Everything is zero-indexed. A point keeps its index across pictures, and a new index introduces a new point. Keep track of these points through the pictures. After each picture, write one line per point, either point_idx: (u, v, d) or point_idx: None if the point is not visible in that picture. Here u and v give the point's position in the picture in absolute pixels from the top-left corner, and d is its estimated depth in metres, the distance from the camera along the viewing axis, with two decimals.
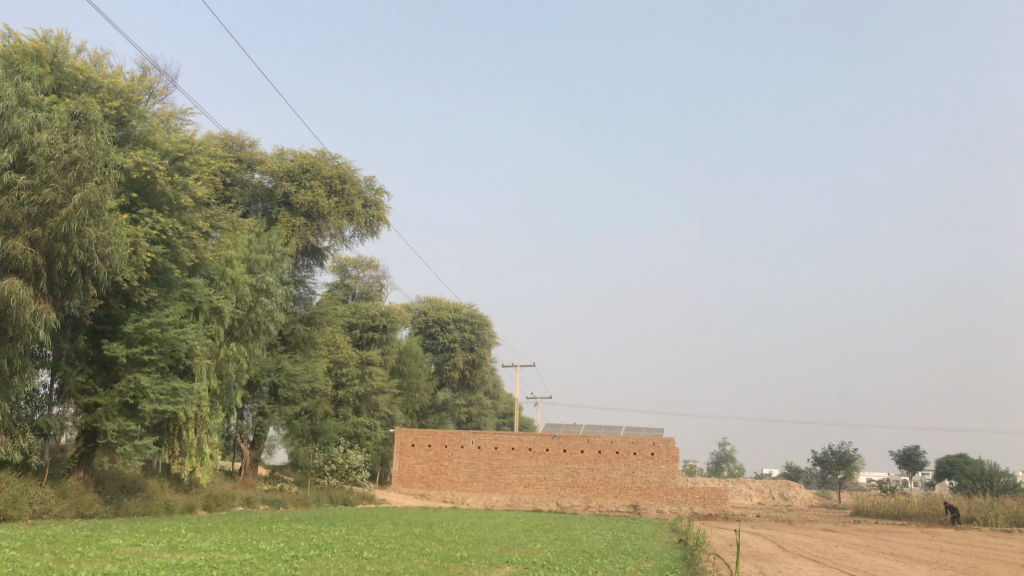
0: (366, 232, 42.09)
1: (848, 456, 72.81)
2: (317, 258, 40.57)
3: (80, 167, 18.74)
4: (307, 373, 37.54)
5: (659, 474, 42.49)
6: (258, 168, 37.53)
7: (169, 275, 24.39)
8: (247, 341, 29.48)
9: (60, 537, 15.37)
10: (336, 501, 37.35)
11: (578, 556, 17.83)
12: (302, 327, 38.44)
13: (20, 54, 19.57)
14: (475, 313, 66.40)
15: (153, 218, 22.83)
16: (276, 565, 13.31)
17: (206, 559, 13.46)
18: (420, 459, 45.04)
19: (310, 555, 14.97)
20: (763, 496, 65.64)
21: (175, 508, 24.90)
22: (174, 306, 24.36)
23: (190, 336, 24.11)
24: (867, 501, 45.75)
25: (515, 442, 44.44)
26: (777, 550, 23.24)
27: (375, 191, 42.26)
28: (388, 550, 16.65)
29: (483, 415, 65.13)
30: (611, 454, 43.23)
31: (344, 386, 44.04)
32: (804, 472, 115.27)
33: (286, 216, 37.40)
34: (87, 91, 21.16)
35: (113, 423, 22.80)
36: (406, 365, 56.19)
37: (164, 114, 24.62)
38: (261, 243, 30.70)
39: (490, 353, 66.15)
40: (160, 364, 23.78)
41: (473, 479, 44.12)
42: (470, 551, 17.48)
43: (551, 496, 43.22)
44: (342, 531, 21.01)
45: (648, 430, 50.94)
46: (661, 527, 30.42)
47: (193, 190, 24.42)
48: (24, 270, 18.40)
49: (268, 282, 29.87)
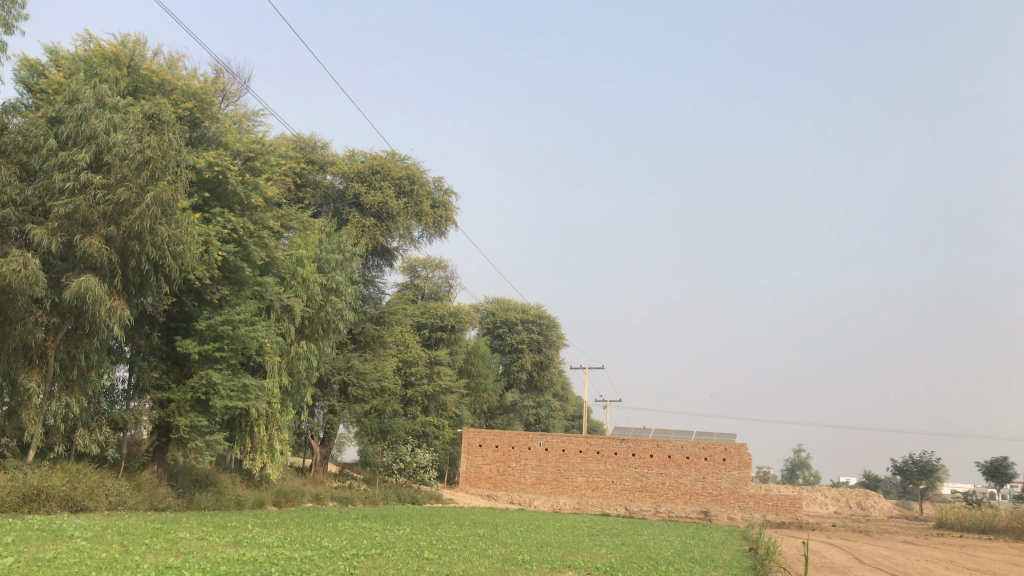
0: (434, 232, 42.32)
1: (930, 467, 70.02)
2: (387, 258, 40.84)
3: (153, 166, 19.13)
4: (376, 371, 37.75)
5: (731, 480, 41.46)
6: (329, 170, 38.05)
7: (241, 274, 24.73)
8: (317, 339, 29.68)
9: (129, 528, 15.62)
10: (404, 499, 37.43)
11: (644, 563, 17.36)
12: (372, 326, 38.71)
13: (99, 58, 20.17)
14: (543, 314, 66.12)
15: (225, 217, 23.17)
16: (337, 563, 13.20)
17: (268, 555, 13.45)
18: (487, 460, 45.04)
19: (371, 553, 14.88)
20: (840, 505, 63.68)
21: (246, 502, 25.26)
22: (245, 304, 24.65)
23: (260, 333, 24.36)
24: (951, 513, 43.86)
25: (583, 444, 44.04)
26: (853, 563, 22.29)
27: (443, 191, 42.45)
28: (450, 551, 16.43)
29: (552, 416, 64.88)
30: (681, 459, 42.47)
31: (412, 385, 44.26)
32: (883, 482, 111.61)
33: (356, 217, 37.77)
34: (161, 93, 21.64)
35: (185, 418, 23.16)
36: (475, 365, 56.26)
37: (237, 116, 25.08)
38: (332, 243, 31.00)
39: (559, 354, 65.82)
40: (231, 360, 24.05)
41: (541, 481, 43.82)
42: (533, 554, 17.20)
43: (619, 500, 42.59)
44: (406, 531, 20.97)
45: (719, 435, 49.88)
46: (731, 535, 29.61)
47: (264, 190, 24.73)
48: (100, 267, 18.84)
49: (338, 281, 30.17)
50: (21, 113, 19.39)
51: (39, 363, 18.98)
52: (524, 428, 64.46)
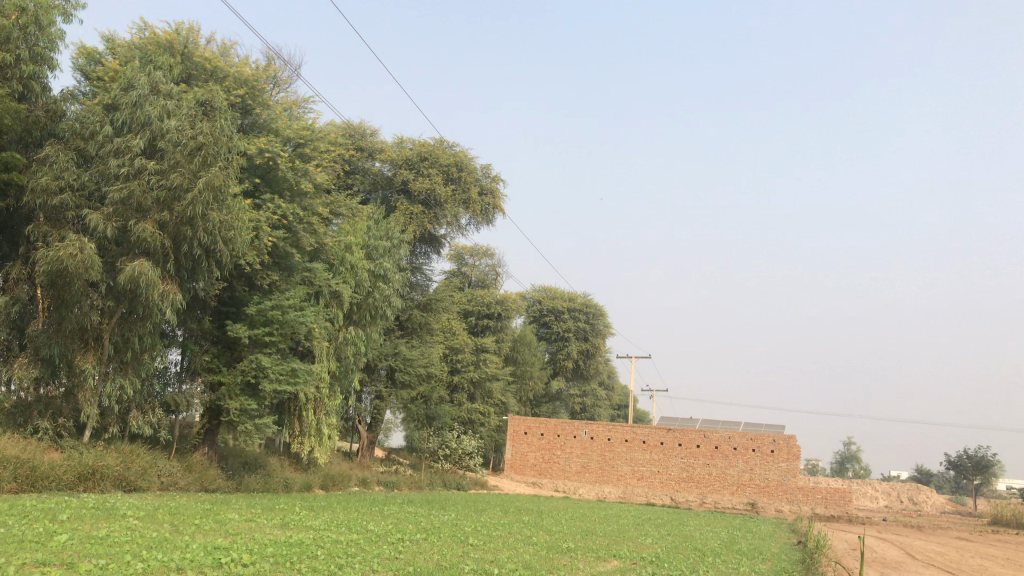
0: (481, 220, 42.36)
1: (986, 461, 68.26)
2: (435, 245, 40.96)
3: (205, 152, 19.30)
4: (423, 358, 37.96)
5: (779, 472, 40.84)
6: (378, 157, 38.21)
7: (290, 259, 24.91)
8: (365, 325, 29.92)
9: (180, 509, 15.91)
10: (450, 486, 37.63)
11: (690, 553, 17.17)
12: (419, 313, 38.88)
13: (154, 45, 20.47)
14: (590, 302, 65.83)
15: (275, 203, 23.37)
16: (381, 547, 13.25)
17: (314, 538, 13.56)
18: (533, 447, 45.08)
19: (416, 538, 14.94)
20: (890, 499, 62.46)
21: (294, 486, 25.60)
22: (294, 289, 24.84)
23: (309, 319, 24.56)
24: (1007, 510, 42.63)
25: (629, 434, 43.81)
26: (905, 558, 21.77)
27: (491, 178, 42.41)
28: (495, 538, 16.41)
29: (598, 405, 64.67)
30: (728, 450, 41.96)
31: (459, 372, 44.42)
32: (936, 476, 109.26)
33: (404, 204, 37.90)
34: (214, 80, 21.86)
35: (235, 401, 23.50)
36: (521, 353, 56.29)
37: (287, 103, 25.29)
38: (380, 229, 31.14)
39: (605, 343, 65.47)
40: (280, 345, 24.33)
41: (586, 470, 43.71)
42: (577, 543, 17.09)
43: (665, 490, 42.28)
44: (451, 516, 21.02)
45: (768, 427, 49.21)
46: (779, 527, 29.17)
47: (313, 176, 24.87)
48: (154, 252, 19.13)
49: (386, 268, 30.36)
50: (79, 100, 19.80)
51: (95, 345, 19.39)
52: (569, 417, 64.33)
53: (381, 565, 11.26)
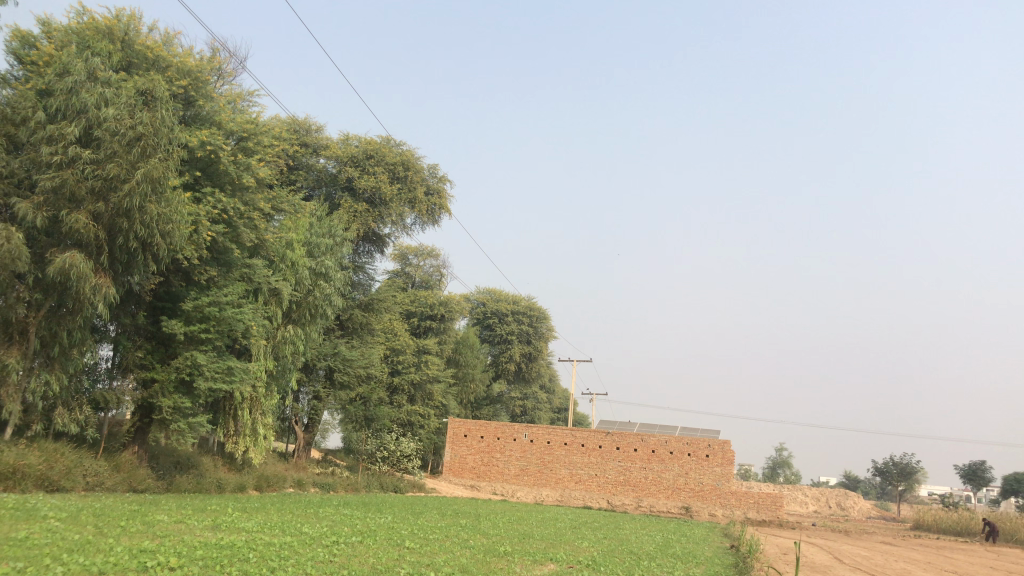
0: (427, 220, 42.21)
1: (910, 469, 70.39)
2: (378, 244, 40.63)
3: (144, 143, 18.89)
4: (363, 358, 37.55)
5: (713, 477, 41.49)
6: (323, 153, 37.62)
7: (229, 255, 24.41)
8: (304, 323, 29.55)
9: (106, 510, 15.43)
10: (387, 488, 37.30)
11: (625, 557, 17.30)
12: (360, 312, 38.46)
13: (92, 31, 19.79)
14: (534, 306, 66.07)
15: (215, 197, 22.86)
16: (315, 550, 13.05)
17: (246, 540, 13.28)
18: (472, 450, 44.94)
19: (351, 541, 14.74)
20: (820, 504, 64.01)
21: (227, 486, 25.12)
22: (232, 286, 24.39)
23: (247, 316, 24.21)
24: (930, 515, 44.02)
25: (568, 437, 44.05)
26: (833, 562, 22.34)
27: (438, 178, 42.25)
28: (431, 541, 16.29)
29: (538, 408, 64.96)
30: (664, 454, 42.49)
31: (399, 373, 44.06)
32: (863, 482, 112.35)
33: (348, 202, 37.50)
34: (155, 69, 21.28)
35: (168, 399, 22.92)
36: (463, 355, 56.15)
37: (231, 96, 24.77)
38: (322, 227, 30.74)
39: (548, 346, 65.71)
40: (217, 342, 23.92)
41: (524, 473, 43.77)
42: (514, 546, 17.07)
43: (601, 493, 42.60)
44: (387, 519, 20.80)
45: (704, 432, 50.02)
46: (713, 532, 29.63)
47: (256, 171, 24.42)
48: (87, 244, 18.57)
49: (327, 266, 30.01)
50: (10, 84, 19.07)
51: (20, 339, 18.70)
52: (509, 420, 64.34)
53: (315, 568, 11.07)
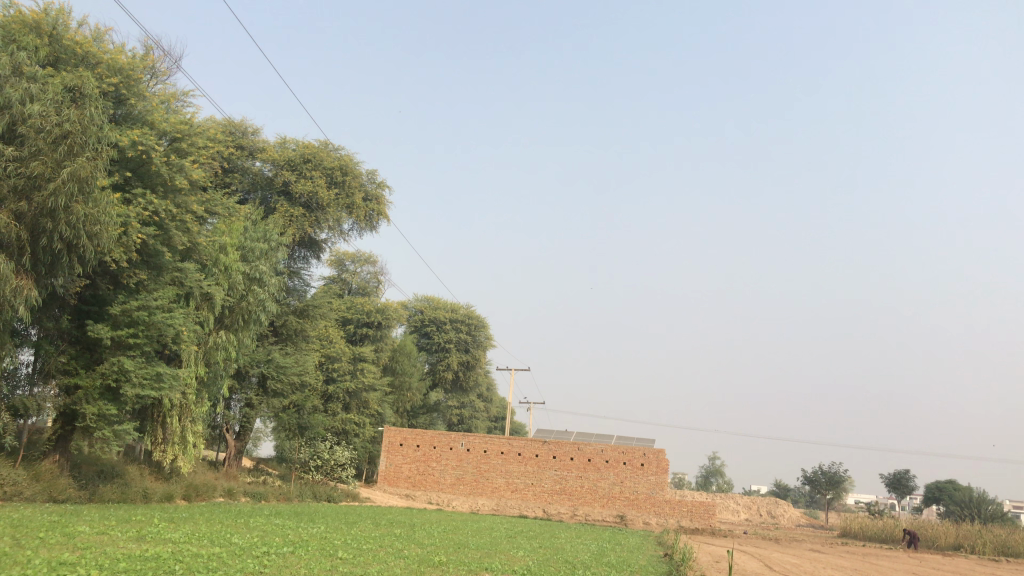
0: (364, 226, 41.83)
1: (838, 477, 72.18)
2: (314, 250, 40.09)
3: (71, 141, 18.33)
4: (297, 365, 36.90)
5: (647, 485, 41.90)
6: (259, 156, 36.90)
7: (160, 259, 23.74)
8: (237, 329, 28.99)
9: (24, 521, 14.81)
10: (320, 497, 36.71)
11: (561, 566, 17.28)
12: (295, 319, 37.85)
13: (18, 24, 19.04)
14: (472, 314, 65.97)
15: (147, 198, 22.20)
16: (246, 561, 12.71)
17: (173, 551, 12.86)
18: (407, 459, 44.53)
19: (283, 552, 14.42)
20: (750, 512, 65.17)
21: (154, 496, 24.41)
22: (163, 290, 23.75)
23: (177, 321, 23.65)
24: (856, 523, 45.15)
25: (504, 446, 44.01)
26: (764, 570, 22.68)
27: (376, 184, 41.91)
28: (364, 551, 16.04)
29: (475, 416, 64.78)
30: (600, 463, 42.77)
31: (334, 381, 43.49)
32: (793, 490, 114.83)
33: (284, 206, 36.92)
34: (85, 66, 20.61)
35: (92, 406, 22.13)
36: (399, 363, 55.70)
37: (165, 96, 24.16)
38: (257, 231, 30.17)
39: (486, 355, 65.64)
40: (145, 347, 23.27)
41: (460, 482, 43.55)
42: (450, 556, 16.91)
43: (537, 502, 42.61)
44: (320, 529, 20.44)
45: (638, 441, 50.50)
46: (647, 540, 29.88)
47: (189, 173, 23.85)
48: (8, 245, 17.86)
49: (261, 271, 29.46)
50: None
51: None
52: (446, 428, 63.98)
53: None
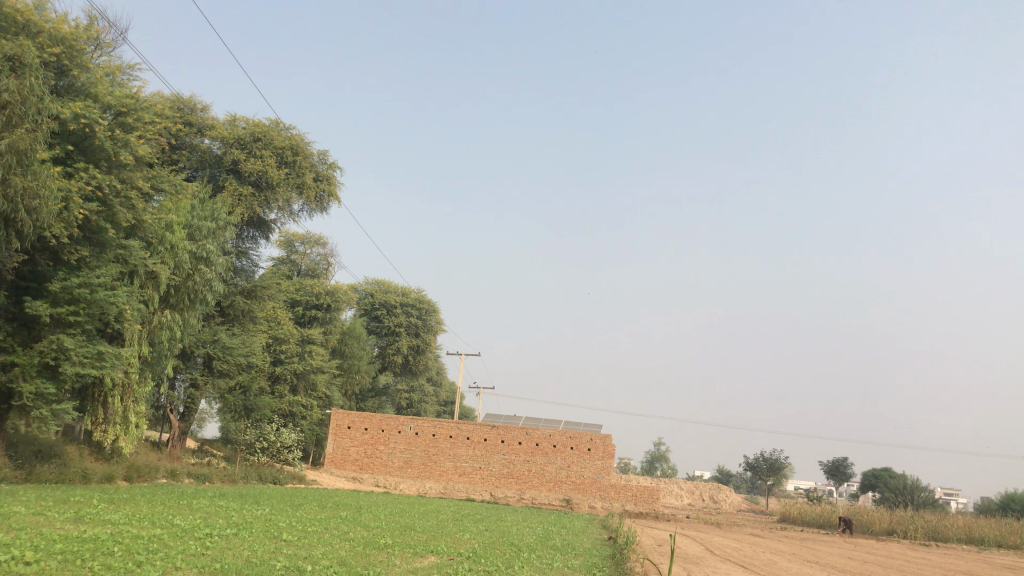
0: (315, 207, 41.38)
1: (779, 464, 73.83)
2: (263, 230, 39.58)
3: (10, 112, 17.82)
4: (244, 347, 36.41)
5: (594, 470, 42.36)
6: (208, 134, 36.17)
7: (104, 236, 23.20)
8: (182, 309, 28.57)
9: None
10: (265, 479, 36.40)
11: (506, 549, 17.42)
12: (242, 299, 37.34)
13: None
14: (423, 298, 65.80)
15: (89, 172, 21.61)
16: (187, 543, 12.58)
17: (112, 533, 12.65)
18: (355, 442, 44.33)
19: (226, 534, 14.27)
20: (694, 498, 66.32)
21: (93, 476, 23.98)
22: (106, 268, 23.26)
23: (120, 299, 23.23)
24: (795, 509, 46.27)
25: (453, 430, 44.08)
26: (705, 554, 23.18)
27: (328, 165, 41.46)
28: (309, 534, 15.97)
29: (425, 400, 64.77)
30: (548, 447, 43.12)
31: (281, 363, 43.04)
32: (735, 476, 117.15)
33: (233, 184, 36.31)
34: (25, 35, 19.96)
35: (29, 384, 21.46)
36: (348, 346, 55.36)
37: (109, 68, 23.55)
38: (204, 210, 29.65)
39: (436, 339, 65.55)
40: (86, 325, 22.86)
41: (408, 465, 43.53)
42: (395, 539, 16.93)
43: (484, 486, 42.81)
44: (265, 511, 20.30)
45: (586, 426, 50.99)
46: (591, 523, 30.26)
47: (134, 148, 23.33)
48: None
49: (208, 250, 28.99)
50: None
51: None
52: (394, 412, 63.83)
53: (186, 562, 10.66)
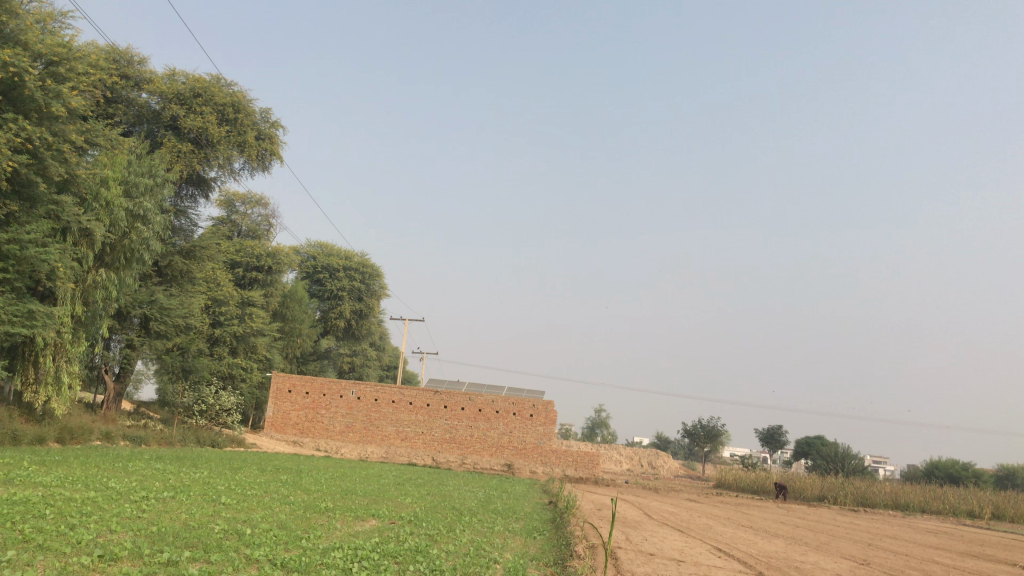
0: (256, 166, 40.52)
1: (715, 431, 75.50)
2: (202, 189, 38.67)
3: None
4: (182, 308, 35.62)
5: (536, 435, 42.77)
6: (145, 88, 34.90)
7: (34, 190, 22.36)
8: (118, 268, 27.88)
9: None
10: (203, 442, 35.91)
11: (448, 513, 17.49)
12: (181, 260, 36.47)
13: None
14: (366, 262, 65.17)
15: (19, 123, 20.69)
16: (123, 505, 12.32)
17: (44, 495, 12.31)
18: (296, 406, 43.86)
19: (162, 497, 14.01)
20: (632, 463, 67.49)
21: (24, 438, 23.39)
22: (37, 224, 22.47)
23: (52, 257, 22.51)
24: (730, 475, 47.43)
25: (395, 395, 43.97)
26: (643, 518, 23.63)
27: (270, 123, 40.54)
28: (249, 497, 15.79)
29: (367, 365, 64.48)
30: (490, 413, 43.35)
31: (221, 325, 42.31)
32: (673, 442, 119.55)
33: (172, 141, 35.26)
34: None
35: None
36: (290, 309, 54.64)
37: (40, 15, 22.54)
38: (142, 166, 28.73)
39: (379, 304, 65.09)
40: (16, 283, 22.13)
41: (349, 430, 43.32)
42: (336, 502, 16.85)
43: (426, 451, 42.89)
44: (202, 474, 20.01)
45: (529, 393, 51.34)
46: (532, 488, 30.55)
47: (67, 100, 22.46)
48: None
49: (146, 208, 28.18)
50: None
51: None
52: (337, 376, 63.41)
53: (121, 525, 10.41)
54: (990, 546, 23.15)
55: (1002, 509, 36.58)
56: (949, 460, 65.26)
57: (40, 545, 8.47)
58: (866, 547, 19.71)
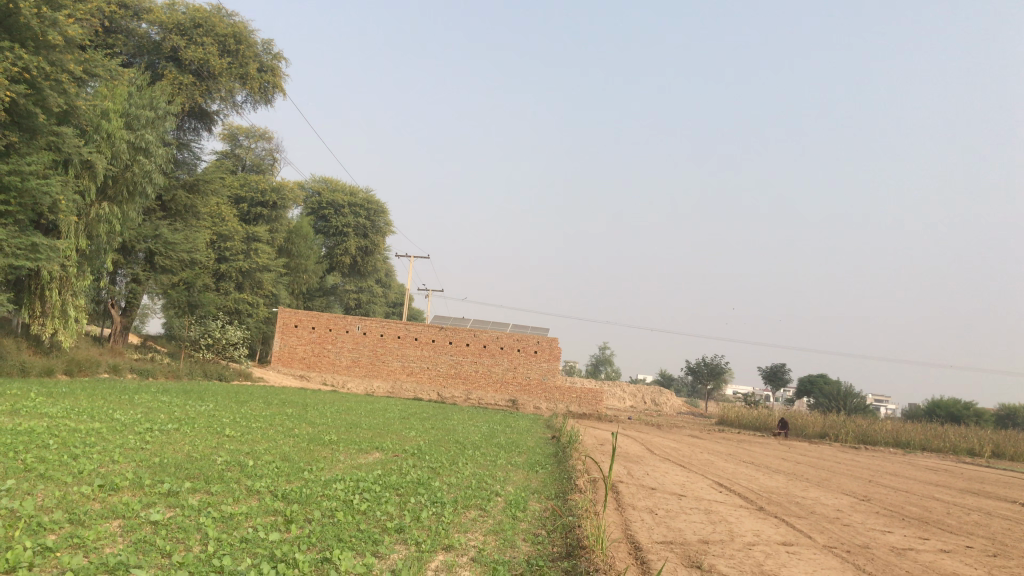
0: (259, 98, 40.00)
1: (719, 369, 75.90)
2: (205, 122, 38.24)
3: None
4: (187, 242, 35.42)
5: (539, 372, 43.16)
6: (145, 18, 34.16)
7: (34, 121, 22.04)
8: (120, 201, 27.69)
9: None
10: (210, 375, 36.16)
11: (451, 446, 17.59)
12: (184, 194, 36.26)
13: None
14: (371, 199, 64.74)
15: (15, 52, 20.28)
16: (126, 437, 12.31)
17: (48, 426, 12.34)
18: (302, 340, 43.96)
19: (167, 429, 14.07)
20: (636, 400, 68.01)
21: (33, 370, 23.56)
22: (38, 156, 22.22)
23: (54, 189, 22.30)
24: (732, 412, 47.75)
25: (401, 330, 44.16)
26: (646, 453, 23.80)
27: (273, 55, 39.84)
28: (253, 430, 15.85)
29: (373, 302, 64.69)
30: (495, 349, 43.58)
31: (226, 261, 42.30)
32: (677, 378, 120.33)
33: (173, 73, 34.68)
34: None
35: None
36: (295, 245, 54.49)
37: None
38: (143, 98, 28.27)
39: (385, 241, 64.96)
40: (18, 216, 22.00)
41: (356, 364, 43.54)
42: (341, 435, 16.94)
43: (432, 385, 43.22)
44: (207, 407, 20.11)
45: (533, 330, 51.51)
46: (536, 423, 30.84)
47: (64, 29, 21.93)
48: None
49: (147, 140, 27.80)
50: None
51: None
52: (342, 312, 63.65)
53: (123, 456, 10.44)
54: (989, 483, 23.38)
55: (1002, 447, 36.87)
56: (952, 399, 65.62)
57: (42, 474, 8.50)
58: (867, 483, 19.81)
